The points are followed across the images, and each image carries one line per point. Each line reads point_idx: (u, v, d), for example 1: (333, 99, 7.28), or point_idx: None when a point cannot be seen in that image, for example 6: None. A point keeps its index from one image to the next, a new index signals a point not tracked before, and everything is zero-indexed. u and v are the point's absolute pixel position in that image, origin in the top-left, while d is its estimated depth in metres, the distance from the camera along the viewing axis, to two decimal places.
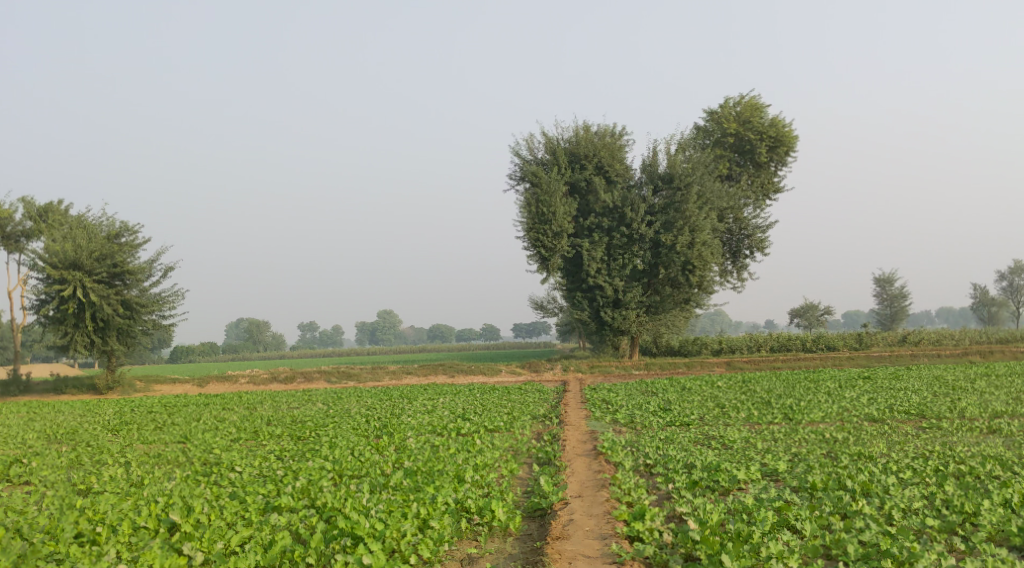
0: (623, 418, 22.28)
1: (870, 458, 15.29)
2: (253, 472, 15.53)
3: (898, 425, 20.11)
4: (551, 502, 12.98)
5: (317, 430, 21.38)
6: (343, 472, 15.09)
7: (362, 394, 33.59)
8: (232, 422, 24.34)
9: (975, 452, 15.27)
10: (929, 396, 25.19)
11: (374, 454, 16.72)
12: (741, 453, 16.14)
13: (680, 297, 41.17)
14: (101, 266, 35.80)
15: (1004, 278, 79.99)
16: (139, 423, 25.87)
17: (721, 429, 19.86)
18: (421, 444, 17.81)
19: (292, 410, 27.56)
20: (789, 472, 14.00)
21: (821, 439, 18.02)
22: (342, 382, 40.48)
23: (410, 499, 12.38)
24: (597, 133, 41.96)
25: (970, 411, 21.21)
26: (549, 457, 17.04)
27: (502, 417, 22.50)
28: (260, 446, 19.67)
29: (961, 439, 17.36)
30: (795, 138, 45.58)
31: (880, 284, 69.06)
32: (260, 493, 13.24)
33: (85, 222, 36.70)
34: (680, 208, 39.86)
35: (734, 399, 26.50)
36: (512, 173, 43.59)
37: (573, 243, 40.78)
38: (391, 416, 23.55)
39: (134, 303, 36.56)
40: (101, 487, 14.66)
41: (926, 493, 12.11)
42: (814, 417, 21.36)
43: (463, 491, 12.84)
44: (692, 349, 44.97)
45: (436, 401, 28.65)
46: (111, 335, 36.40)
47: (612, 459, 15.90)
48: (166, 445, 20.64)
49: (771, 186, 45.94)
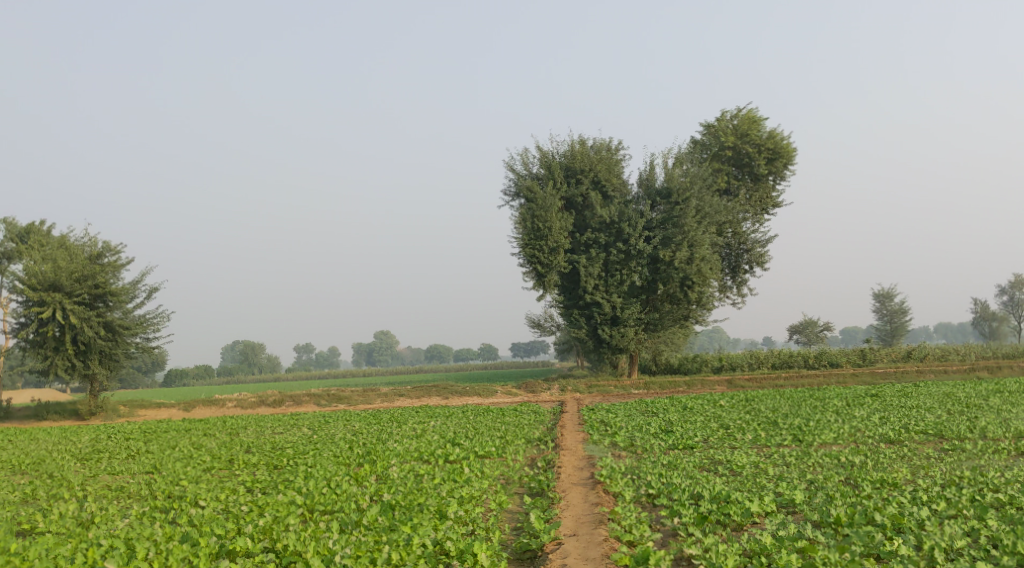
0: (623, 441, 20.87)
1: (894, 487, 13.90)
2: (216, 508, 14.10)
3: (917, 446, 18.75)
4: (542, 544, 11.64)
5: (295, 457, 19.94)
6: (314, 507, 13.71)
7: (350, 417, 32.18)
8: (208, 449, 22.86)
9: (1009, 479, 13.81)
10: (945, 415, 23.66)
11: (352, 486, 15.29)
12: (751, 481, 14.73)
13: (679, 313, 39.68)
14: (81, 287, 34.33)
15: (1005, 292, 78.90)
16: (112, 451, 24.39)
17: (727, 452, 18.44)
18: (404, 474, 16.43)
19: (275, 435, 26.04)
20: (808, 504, 12.57)
21: (837, 463, 16.64)
22: (331, 405, 38.91)
23: (381, 540, 11.13)
24: (594, 147, 40.67)
25: (992, 431, 19.88)
26: (543, 487, 15.64)
27: (494, 441, 21.04)
28: (233, 476, 18.24)
29: (989, 463, 15.96)
30: (794, 151, 44.42)
31: (879, 299, 67.84)
32: (216, 534, 11.83)
33: (65, 242, 35.20)
34: (679, 223, 38.64)
35: (739, 419, 25.06)
36: (507, 189, 42.37)
37: (570, 259, 39.38)
38: (377, 441, 22.12)
39: (116, 325, 35.11)
40: (43, 528, 13.25)
41: (966, 529, 10.74)
42: (826, 438, 20.06)
43: (444, 529, 11.56)
44: (691, 367, 43.70)
45: (427, 425, 27.06)
46: (93, 358, 34.93)
47: (611, 489, 14.47)
48: (134, 476, 19.19)
49: (770, 200, 44.65)
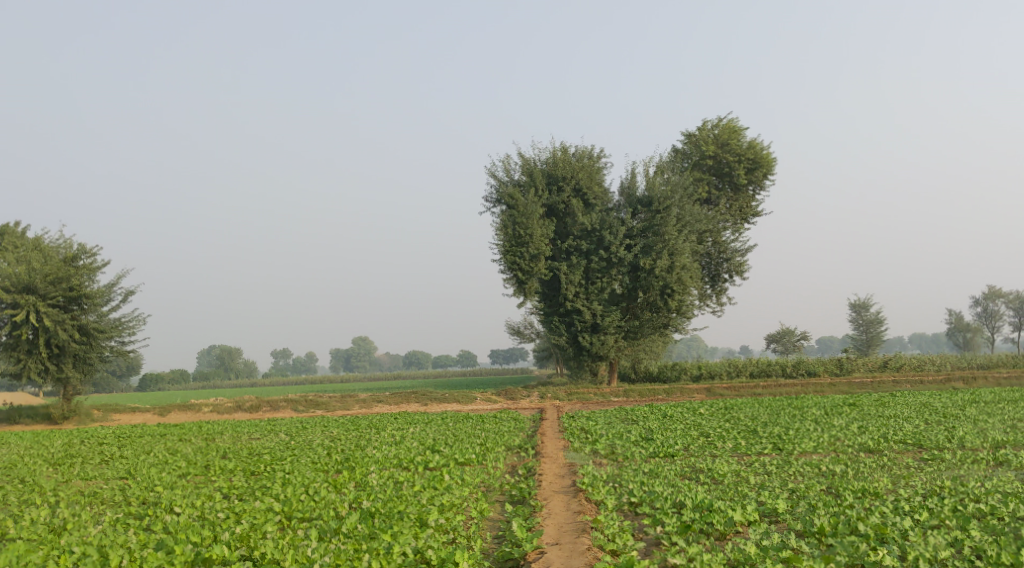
0: (603, 449, 20.78)
1: (875, 496, 13.90)
2: (192, 515, 13.85)
3: (897, 456, 18.80)
4: (524, 552, 11.52)
5: (272, 464, 19.68)
6: (292, 514, 13.51)
7: (328, 423, 31.89)
8: (184, 455, 22.52)
9: (990, 489, 13.84)
10: (922, 425, 23.75)
11: (331, 493, 15.08)
12: (733, 490, 14.66)
13: (659, 321, 39.71)
14: (55, 290, 33.83)
15: (979, 304, 79.77)
16: (85, 456, 23.99)
17: (708, 461, 18.40)
18: (383, 481, 16.25)
19: (251, 441, 25.73)
20: (791, 513, 12.52)
21: (818, 472, 16.64)
22: (309, 410, 38.55)
23: (361, 549, 10.96)
24: (575, 155, 40.66)
25: (970, 441, 19.98)
26: (524, 496, 15.51)
27: (474, 448, 20.88)
28: (209, 482, 17.97)
29: (968, 473, 16.01)
30: (774, 161, 44.67)
31: (856, 309, 68.35)
32: (191, 542, 11.59)
33: (40, 243, 34.70)
34: (660, 231, 38.71)
35: (719, 427, 25.04)
36: (488, 195, 42.24)
37: (550, 266, 39.33)
38: (356, 447, 21.89)
39: (91, 328, 34.63)
40: (14, 534, 12.94)
41: (950, 539, 10.74)
42: (806, 447, 20.07)
43: (425, 537, 11.41)
44: (670, 375, 43.72)
45: (406, 432, 26.85)
46: (66, 361, 34.42)
47: (593, 498, 14.35)
48: (107, 482, 18.86)
49: (749, 209, 44.88)
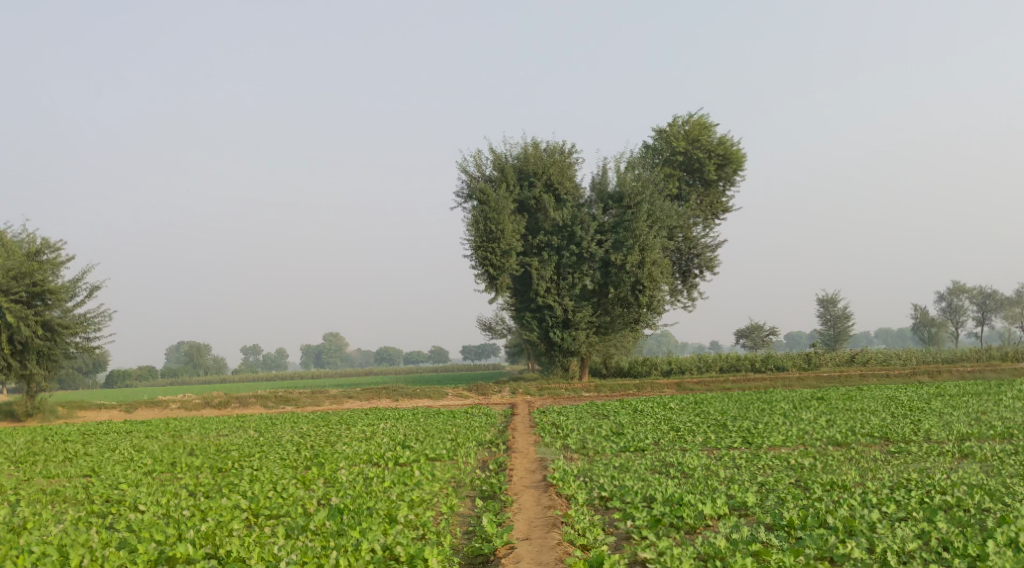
0: (575, 444, 20.76)
1: (843, 489, 13.99)
2: (156, 513, 13.62)
3: (864, 449, 18.96)
4: (494, 548, 11.44)
5: (240, 460, 19.44)
6: (259, 511, 13.34)
7: (297, 419, 31.63)
8: (150, 452, 22.18)
9: (956, 481, 13.98)
10: (889, 418, 23.99)
11: (299, 489, 14.92)
12: (703, 484, 14.69)
13: (630, 317, 39.73)
14: (18, 285, 33.16)
15: (944, 299, 80.94)
16: (48, 454, 23.55)
17: (678, 455, 18.44)
18: (353, 477, 16.10)
19: (219, 438, 25.41)
20: (760, 506, 12.56)
21: (787, 466, 16.73)
22: (278, 406, 38.18)
23: (329, 545, 10.82)
24: (546, 150, 40.60)
25: (936, 433, 20.20)
26: (495, 491, 15.44)
27: (445, 444, 20.77)
28: (175, 479, 17.70)
29: (935, 465, 16.17)
30: (744, 158, 44.91)
31: (823, 304, 69.04)
32: (155, 541, 11.38)
33: (2, 238, 34.03)
34: (630, 227, 38.77)
35: (689, 421, 25.16)
36: (459, 191, 42.08)
37: (521, 262, 39.29)
38: (325, 443, 21.69)
39: (55, 324, 34.02)
40: None
41: (917, 531, 10.81)
42: (775, 440, 20.18)
43: (393, 533, 11.31)
44: (641, 370, 43.83)
45: (376, 428, 26.65)
46: (30, 358, 33.78)
47: (563, 493, 14.29)
48: (71, 480, 18.51)
49: (720, 205, 45.14)
